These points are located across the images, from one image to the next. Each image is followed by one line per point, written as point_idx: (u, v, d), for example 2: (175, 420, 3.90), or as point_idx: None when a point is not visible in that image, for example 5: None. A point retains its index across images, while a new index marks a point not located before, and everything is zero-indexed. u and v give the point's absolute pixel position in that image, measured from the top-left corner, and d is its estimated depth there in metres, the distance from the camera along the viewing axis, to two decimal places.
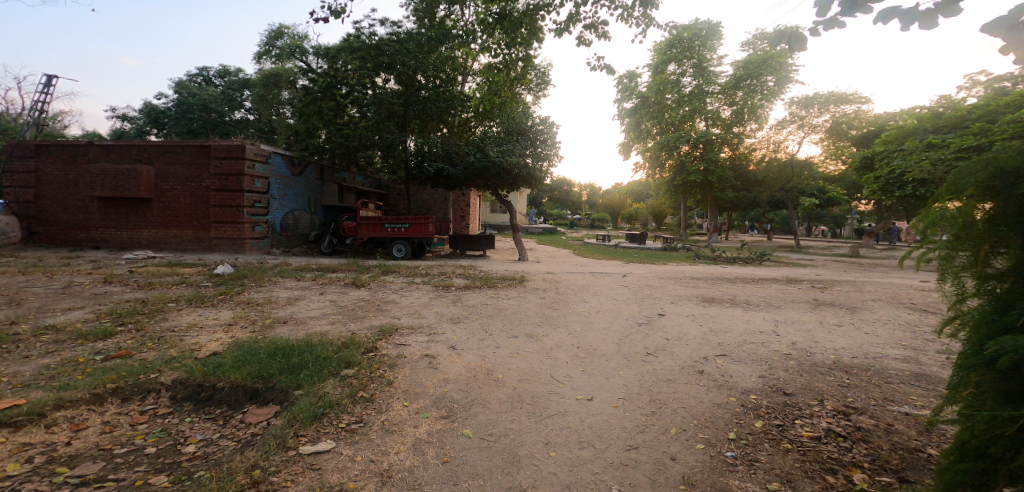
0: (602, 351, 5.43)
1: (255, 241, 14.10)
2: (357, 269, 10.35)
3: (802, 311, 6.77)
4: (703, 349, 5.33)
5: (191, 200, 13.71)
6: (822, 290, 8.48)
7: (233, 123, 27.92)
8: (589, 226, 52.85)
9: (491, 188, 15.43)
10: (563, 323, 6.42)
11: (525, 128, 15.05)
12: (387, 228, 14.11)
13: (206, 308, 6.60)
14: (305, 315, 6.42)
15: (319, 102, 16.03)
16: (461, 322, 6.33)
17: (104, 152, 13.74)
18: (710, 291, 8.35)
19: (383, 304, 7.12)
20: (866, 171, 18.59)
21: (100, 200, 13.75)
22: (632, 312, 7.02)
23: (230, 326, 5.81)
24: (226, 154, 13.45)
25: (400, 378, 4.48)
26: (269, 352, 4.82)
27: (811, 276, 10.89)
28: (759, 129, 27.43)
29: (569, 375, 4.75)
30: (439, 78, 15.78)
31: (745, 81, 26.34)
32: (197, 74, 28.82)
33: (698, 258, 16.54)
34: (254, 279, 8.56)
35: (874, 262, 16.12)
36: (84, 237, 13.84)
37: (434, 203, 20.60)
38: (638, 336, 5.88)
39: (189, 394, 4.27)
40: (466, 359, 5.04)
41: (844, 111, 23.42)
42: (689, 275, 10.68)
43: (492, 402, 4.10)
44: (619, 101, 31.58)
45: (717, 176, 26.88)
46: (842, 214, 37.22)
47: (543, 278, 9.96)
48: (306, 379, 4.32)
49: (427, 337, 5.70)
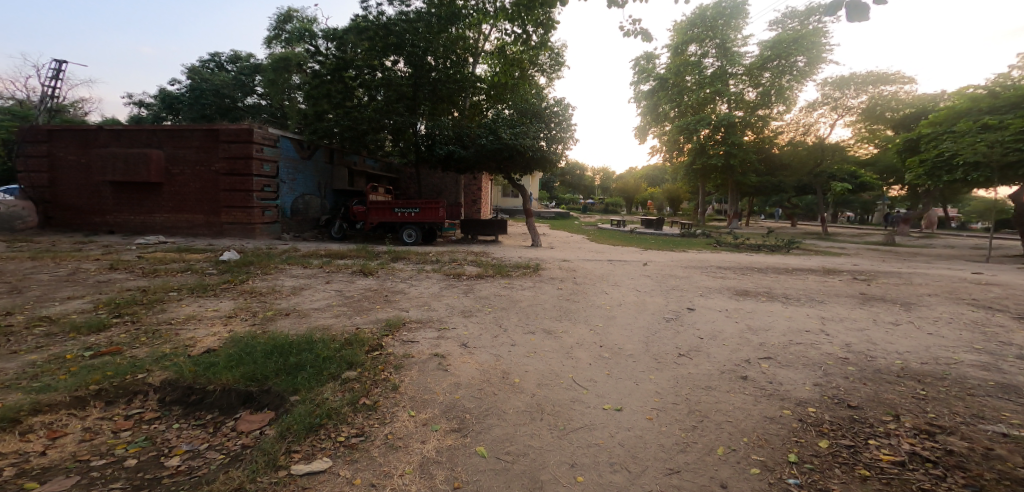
0: (629, 350, 4.92)
1: (266, 226, 13.87)
2: (367, 256, 9.95)
3: (849, 307, 6.12)
4: (745, 350, 4.78)
5: (201, 185, 13.45)
6: (866, 283, 7.76)
7: (246, 108, 27.84)
8: (602, 211, 51.76)
9: (506, 172, 14.83)
10: (584, 317, 5.91)
11: (539, 109, 14.39)
12: (397, 213, 13.71)
13: (209, 298, 6.26)
14: (308, 306, 6.02)
15: (327, 86, 15.47)
16: (474, 316, 5.87)
17: (115, 136, 13.50)
18: (740, 282, 7.71)
19: (391, 295, 6.68)
20: (909, 153, 17.35)
21: (112, 185, 13.61)
22: (658, 305, 6.43)
23: (230, 319, 5.44)
24: (234, 138, 13.12)
25: (408, 382, 4.06)
26: (268, 349, 4.43)
27: (848, 266, 10.09)
28: (787, 111, 26.05)
29: (593, 380, 4.27)
30: (449, 59, 15.30)
31: (772, 62, 25.02)
32: (208, 59, 28.55)
33: (720, 245, 15.80)
34: (260, 266, 8.21)
35: (912, 251, 15.13)
36: (98, 221, 13.76)
37: (445, 187, 20.12)
38: (668, 334, 5.34)
39: (178, 397, 3.90)
40: (479, 359, 4.59)
41: (882, 91, 22.06)
42: (714, 264, 10.01)
43: (508, 412, 3.67)
44: (636, 83, 30.45)
45: (739, 160, 25.76)
46: (872, 200, 35.68)
47: (560, 265, 9.42)
48: (307, 381, 3.93)
49: (437, 332, 5.27)
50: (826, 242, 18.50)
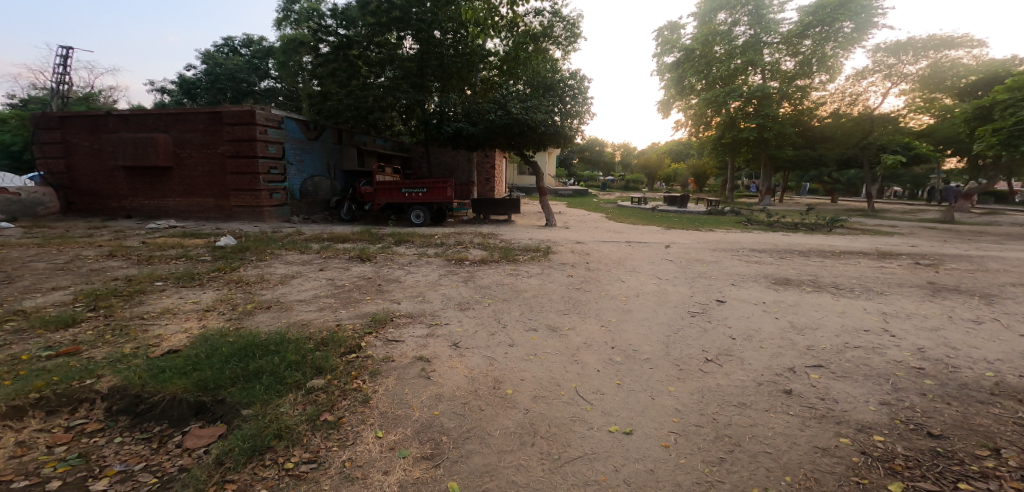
0: (646, 353, 4.20)
1: (275, 208, 13.61)
2: (370, 239, 9.43)
3: (914, 301, 5.27)
4: (788, 357, 4.00)
5: (209, 168, 13.23)
6: (931, 270, 6.72)
7: (262, 92, 27.66)
8: (624, 188, 49.77)
9: (520, 148, 13.96)
10: (595, 310, 5.19)
11: (553, 82, 13.35)
12: (406, 193, 13.17)
13: (193, 287, 5.80)
14: (293, 298, 5.47)
15: (332, 64, 14.83)
16: (471, 309, 5.24)
17: (123, 121, 13.37)
18: (778, 268, 6.77)
19: (385, 284, 6.11)
20: (981, 122, 15.37)
21: (125, 169, 13.57)
22: (682, 296, 5.60)
23: (206, 313, 4.92)
24: (238, 119, 12.75)
25: (381, 393, 3.50)
26: (233, 349, 3.90)
27: (904, 248, 8.90)
28: (830, 81, 23.82)
29: (601, 391, 3.61)
30: (457, 32, 14.65)
31: (814, 29, 22.87)
32: (223, 44, 28.43)
33: (751, 224, 14.58)
34: (256, 252, 7.78)
35: (974, 229, 13.57)
36: (115, 206, 13.80)
37: (458, 165, 19.44)
38: (692, 333, 4.57)
39: (126, 406, 3.43)
40: (469, 364, 3.99)
41: (946, 57, 19.91)
42: (747, 245, 9.01)
43: (493, 435, 3.07)
44: (660, 55, 28.54)
45: (775, 133, 23.86)
46: (924, 174, 32.84)
47: (572, 248, 8.65)
48: (270, 392, 3.42)
49: (427, 329, 4.69)
50: (873, 219, 16.98)
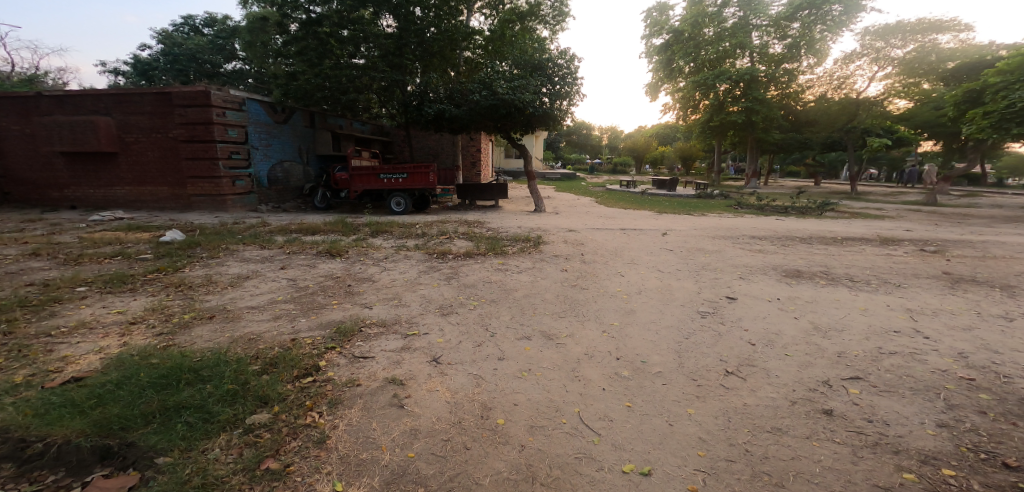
0: (657, 365, 3.65)
1: (238, 197, 12.56)
2: (343, 231, 8.58)
3: (937, 294, 4.85)
4: (817, 369, 3.54)
5: (161, 153, 12.04)
6: (943, 258, 6.33)
7: (228, 73, 25.90)
8: (609, 171, 49.15)
9: (504, 131, 13.14)
10: (594, 312, 4.60)
11: (540, 62, 12.55)
12: (382, 179, 12.27)
13: (123, 294, 4.94)
14: (243, 304, 4.66)
15: (302, 43, 13.71)
16: (454, 314, 4.57)
17: (57, 103, 12.01)
18: (786, 258, 6.27)
19: (355, 284, 5.35)
20: (971, 105, 15.22)
21: (65, 155, 12.25)
22: (689, 293, 5.06)
23: (130, 327, 4.11)
24: (190, 101, 11.58)
25: (342, 430, 2.83)
26: (155, 376, 3.14)
27: (905, 234, 8.58)
28: (818, 64, 23.53)
29: (608, 418, 3.03)
30: (438, 9, 13.68)
31: (803, 11, 22.37)
32: (183, 23, 26.44)
33: (741, 208, 14.21)
34: (208, 248, 6.87)
35: (962, 212, 13.52)
36: (57, 196, 12.51)
37: (440, 149, 18.56)
38: (706, 339, 4.03)
39: (8, 452, 2.56)
40: (452, 387, 3.36)
41: (935, 41, 19.79)
42: (747, 232, 8.50)
43: (482, 485, 2.44)
44: (648, 36, 27.81)
45: (762, 116, 23.56)
46: (901, 156, 33.22)
47: (564, 238, 7.99)
48: (197, 434, 2.70)
49: (403, 340, 4.01)
50: (860, 202, 17.04)
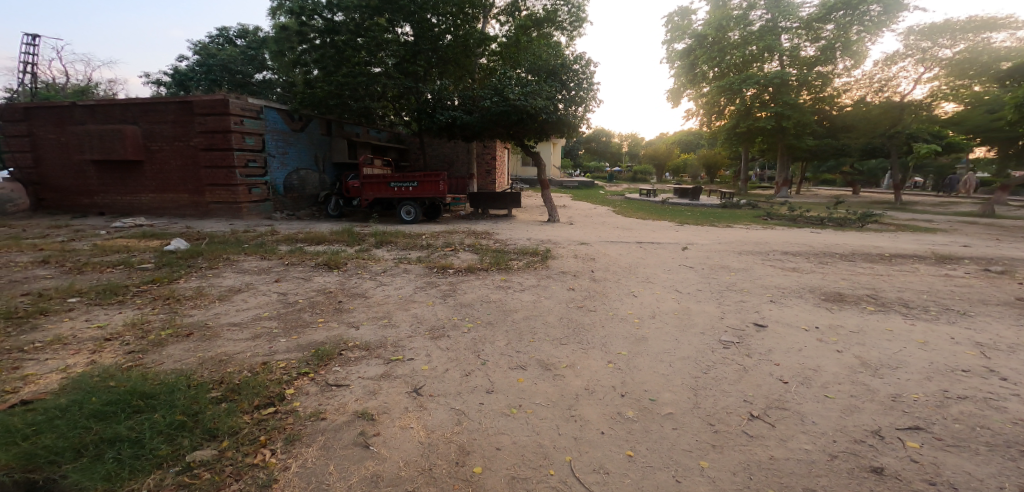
0: (668, 405, 3.13)
1: (255, 205, 12.62)
2: (348, 241, 8.36)
3: (1008, 325, 4.14)
4: (865, 416, 2.94)
5: (182, 161, 12.24)
6: (1012, 281, 5.53)
7: (258, 83, 26.59)
8: (631, 179, 48.16)
9: (520, 138, 12.78)
10: (600, 339, 4.10)
11: (556, 67, 12.19)
12: (395, 187, 12.09)
13: (109, 306, 4.76)
14: (225, 321, 4.39)
15: (319, 51, 13.72)
16: (445, 338, 4.15)
17: (89, 112, 12.39)
18: (823, 279, 5.61)
19: (346, 301, 5.03)
20: None
21: (94, 163, 12.61)
22: (709, 319, 4.48)
23: (104, 344, 3.88)
24: (210, 109, 11.73)
25: (293, 473, 2.45)
26: (101, 403, 2.84)
27: (958, 250, 7.72)
28: (855, 67, 22.27)
29: (604, 470, 2.54)
30: (453, 15, 13.54)
31: (837, 12, 21.20)
32: (217, 35, 27.41)
33: (771, 219, 13.37)
34: (209, 258, 6.73)
35: (1020, 225, 12.33)
36: (87, 203, 12.86)
37: (458, 157, 18.39)
38: (728, 373, 3.48)
39: None
40: (429, 424, 2.94)
41: (988, 40, 18.41)
42: (776, 247, 7.81)
43: None
44: (671, 42, 27.07)
45: (795, 122, 22.50)
46: (949, 164, 31.14)
47: (575, 252, 7.52)
48: (127, 472, 2.37)
49: (384, 366, 3.63)
50: (905, 213, 15.86)
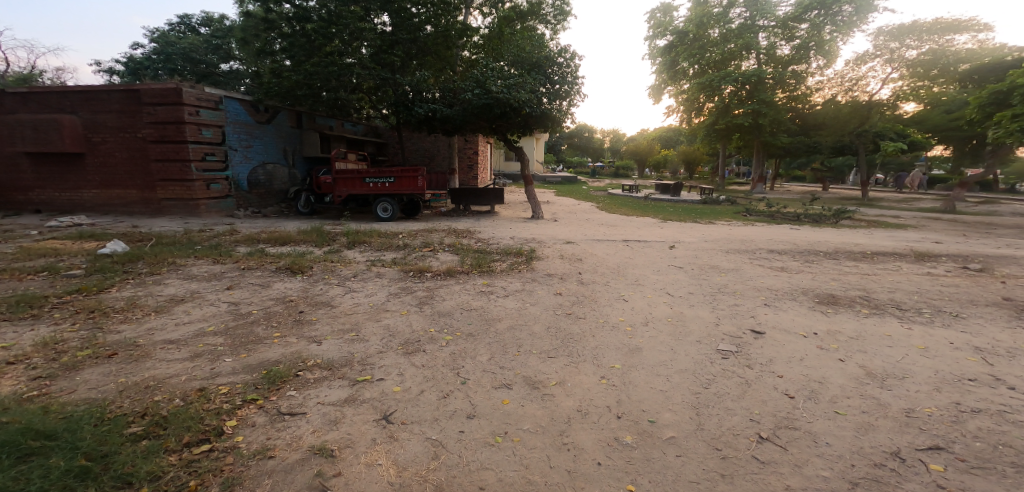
0: (669, 428, 2.82)
1: (213, 202, 11.77)
2: (316, 241, 7.78)
3: (1005, 328, 4.03)
4: (881, 436, 2.69)
5: (129, 154, 11.25)
6: (996, 279, 5.50)
7: (224, 74, 25.11)
8: (612, 175, 48.17)
9: (499, 132, 12.35)
10: (591, 351, 3.77)
11: (538, 59, 11.80)
12: (367, 183, 11.49)
13: (20, 321, 4.10)
14: (160, 338, 3.82)
15: (288, 40, 12.85)
16: (421, 353, 3.73)
17: (21, 100, 11.24)
18: (815, 279, 5.45)
19: (308, 311, 4.53)
20: (996, 106, 14.39)
21: (28, 156, 11.46)
22: (706, 326, 4.20)
23: (4, 368, 3.27)
24: (161, 99, 10.81)
25: None
26: None
27: (937, 247, 7.77)
28: (828, 66, 22.77)
29: None
30: (433, 5, 12.94)
31: (812, 12, 21.62)
32: (178, 22, 25.76)
33: (750, 215, 13.41)
34: (153, 262, 6.05)
35: (984, 221, 12.76)
36: (19, 199, 11.70)
37: (437, 151, 17.83)
38: (730, 388, 3.20)
39: None
40: (400, 459, 2.53)
41: (951, 42, 19.09)
42: (763, 245, 7.68)
43: None
44: (653, 38, 27.06)
45: (770, 119, 22.85)
46: (911, 161, 32.36)
47: (560, 251, 7.18)
48: None
49: (349, 389, 3.18)
50: (874, 208, 16.33)
